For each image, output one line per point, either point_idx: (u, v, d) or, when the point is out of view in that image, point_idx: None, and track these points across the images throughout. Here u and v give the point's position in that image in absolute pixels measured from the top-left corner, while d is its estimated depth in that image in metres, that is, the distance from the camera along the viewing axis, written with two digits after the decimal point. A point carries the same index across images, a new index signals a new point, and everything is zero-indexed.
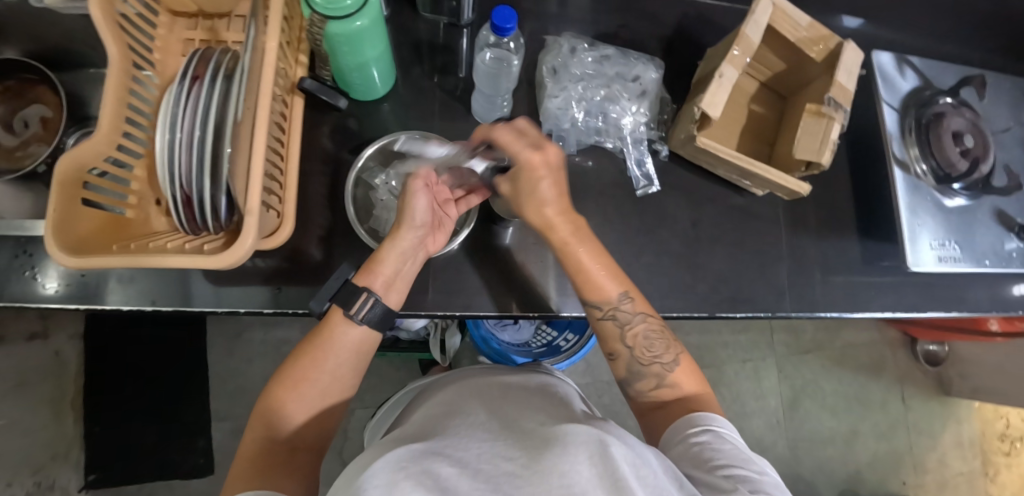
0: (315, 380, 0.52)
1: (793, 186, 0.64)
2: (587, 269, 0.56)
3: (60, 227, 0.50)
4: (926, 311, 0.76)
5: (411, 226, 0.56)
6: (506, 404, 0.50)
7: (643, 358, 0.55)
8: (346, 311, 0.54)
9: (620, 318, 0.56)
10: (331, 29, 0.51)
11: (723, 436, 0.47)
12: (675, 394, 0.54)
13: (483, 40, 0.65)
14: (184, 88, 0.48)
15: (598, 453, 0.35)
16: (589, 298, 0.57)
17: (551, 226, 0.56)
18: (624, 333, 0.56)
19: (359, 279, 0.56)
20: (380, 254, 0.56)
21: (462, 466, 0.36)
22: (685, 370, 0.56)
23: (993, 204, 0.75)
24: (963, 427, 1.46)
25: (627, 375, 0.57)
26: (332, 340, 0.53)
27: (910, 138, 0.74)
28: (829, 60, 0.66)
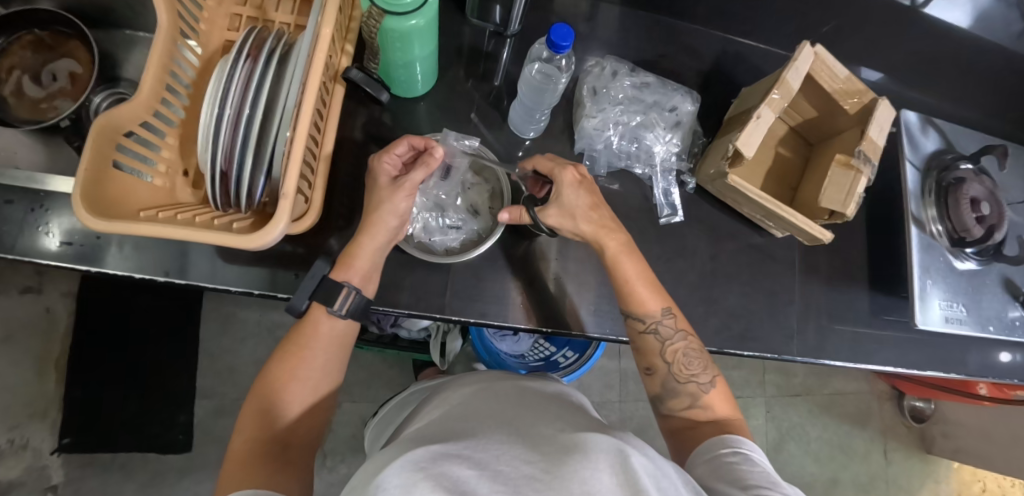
0: (303, 376, 0.53)
1: (816, 233, 0.64)
2: (632, 283, 0.58)
3: (88, 187, 0.49)
4: (926, 369, 0.78)
5: (394, 222, 0.56)
6: (521, 408, 0.50)
7: (680, 375, 0.57)
8: (328, 307, 0.55)
9: (662, 333, 0.58)
10: (387, 23, 0.51)
11: (752, 459, 0.47)
12: (709, 416, 0.55)
13: (537, 54, 0.64)
14: (236, 64, 0.48)
15: (618, 463, 0.35)
16: (632, 310, 0.58)
17: (600, 240, 0.57)
18: (664, 349, 0.57)
19: (337, 274, 0.56)
20: (356, 249, 0.56)
21: (481, 468, 0.36)
22: (720, 394, 0.56)
23: (1002, 272, 0.77)
24: (940, 486, 1.46)
25: (662, 391, 0.58)
26: (314, 334, 0.55)
27: (928, 199, 0.75)
28: (861, 114, 0.67)
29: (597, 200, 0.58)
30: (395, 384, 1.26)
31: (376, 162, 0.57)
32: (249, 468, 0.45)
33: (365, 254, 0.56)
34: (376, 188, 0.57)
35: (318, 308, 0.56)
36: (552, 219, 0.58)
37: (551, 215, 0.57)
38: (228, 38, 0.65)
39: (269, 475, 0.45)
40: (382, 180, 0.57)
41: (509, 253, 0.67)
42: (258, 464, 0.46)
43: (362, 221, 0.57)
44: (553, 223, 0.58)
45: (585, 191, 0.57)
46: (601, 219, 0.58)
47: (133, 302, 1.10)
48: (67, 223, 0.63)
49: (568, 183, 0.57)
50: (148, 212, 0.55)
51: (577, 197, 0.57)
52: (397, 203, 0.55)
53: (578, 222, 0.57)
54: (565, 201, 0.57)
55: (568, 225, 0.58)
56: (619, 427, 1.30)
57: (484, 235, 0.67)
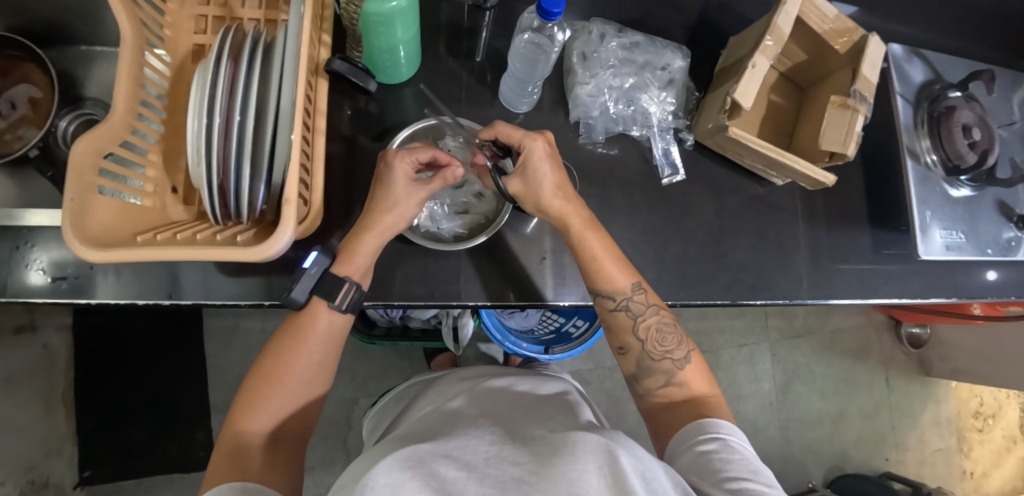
0: (299, 371, 0.53)
1: (819, 178, 0.64)
2: (600, 260, 0.58)
3: (78, 217, 0.47)
4: (928, 298, 0.80)
5: (400, 225, 0.57)
6: (516, 410, 0.51)
7: (655, 353, 0.58)
8: (329, 302, 0.54)
9: (633, 309, 0.59)
10: (369, 7, 0.49)
11: (732, 445, 0.49)
12: (684, 393, 0.57)
13: (527, 23, 0.60)
14: (215, 69, 0.45)
15: (607, 464, 0.37)
16: (601, 288, 0.59)
17: (563, 215, 0.57)
18: (637, 325, 0.59)
19: (338, 267, 0.55)
20: (358, 245, 0.56)
21: (469, 469, 0.37)
22: (694, 368, 0.58)
23: (996, 195, 0.78)
24: (941, 406, 1.53)
25: (637, 370, 0.59)
26: (309, 328, 0.54)
27: (922, 130, 0.76)
28: (852, 52, 0.67)
29: (561, 172, 0.57)
30: (409, 374, 1.26)
31: (395, 159, 0.56)
32: (240, 466, 0.46)
33: (369, 249, 0.56)
34: (390, 185, 0.56)
35: (319, 301, 0.55)
36: (513, 186, 0.57)
37: (520, 190, 0.57)
38: (196, 41, 0.62)
39: (262, 476, 0.46)
40: (401, 177, 0.56)
41: (517, 232, 0.66)
42: (253, 462, 0.47)
43: (367, 217, 0.56)
44: (516, 192, 0.57)
45: (551, 163, 0.56)
46: (567, 196, 0.57)
47: (132, 330, 1.08)
48: (56, 257, 0.61)
49: (538, 155, 0.55)
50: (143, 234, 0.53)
51: (545, 171, 0.55)
52: (407, 209, 0.56)
53: (544, 198, 0.56)
54: (530, 172, 0.55)
55: (535, 200, 0.57)
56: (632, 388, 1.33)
57: (493, 215, 0.66)
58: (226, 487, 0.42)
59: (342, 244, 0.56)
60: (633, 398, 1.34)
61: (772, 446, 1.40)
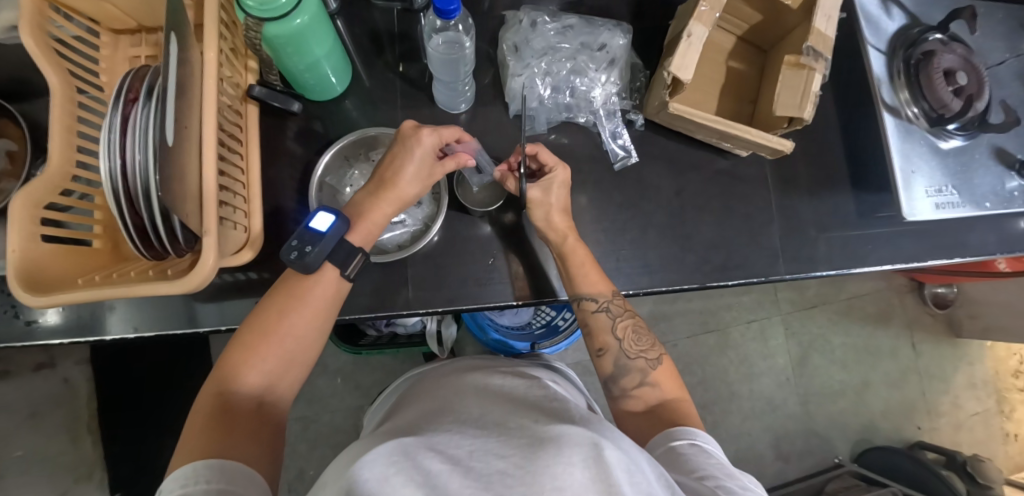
0: (290, 333, 0.51)
1: (775, 144, 0.60)
2: (590, 264, 0.60)
3: (22, 266, 0.48)
4: (926, 260, 0.74)
5: (411, 193, 0.58)
6: (502, 407, 0.50)
7: (631, 351, 0.58)
8: (341, 271, 0.54)
9: (613, 311, 0.59)
10: (269, 30, 0.49)
11: (708, 450, 0.47)
12: (658, 396, 0.55)
13: (429, 26, 0.58)
14: (120, 112, 0.46)
15: (593, 456, 0.34)
16: (583, 290, 0.59)
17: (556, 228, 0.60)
18: (615, 326, 0.59)
19: (353, 235, 0.56)
20: (372, 212, 0.56)
21: (455, 460, 0.35)
22: (667, 369, 0.57)
23: (991, 142, 0.72)
24: (975, 367, 1.44)
25: (613, 370, 0.57)
26: (305, 292, 0.52)
27: (898, 81, 0.70)
28: (806, 6, 0.61)
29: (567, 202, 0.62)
30: None
31: (424, 137, 0.56)
32: (219, 434, 0.44)
33: (379, 221, 0.57)
34: (418, 157, 0.57)
35: (330, 268, 0.54)
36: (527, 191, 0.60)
37: (536, 199, 0.60)
38: None
39: (242, 440, 0.44)
40: (424, 158, 0.57)
41: (466, 234, 0.64)
42: (234, 425, 0.45)
43: (381, 185, 0.57)
44: (532, 200, 0.60)
45: (565, 192, 0.62)
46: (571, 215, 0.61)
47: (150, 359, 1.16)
48: None
49: (560, 182, 0.61)
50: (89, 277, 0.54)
51: (559, 196, 0.61)
52: (419, 185, 0.58)
53: (553, 213, 0.60)
54: (548, 191, 0.60)
55: (545, 212, 0.60)
56: None
57: (430, 222, 0.64)
58: (204, 466, 0.39)
59: (353, 212, 0.57)
60: None
61: (791, 423, 1.35)
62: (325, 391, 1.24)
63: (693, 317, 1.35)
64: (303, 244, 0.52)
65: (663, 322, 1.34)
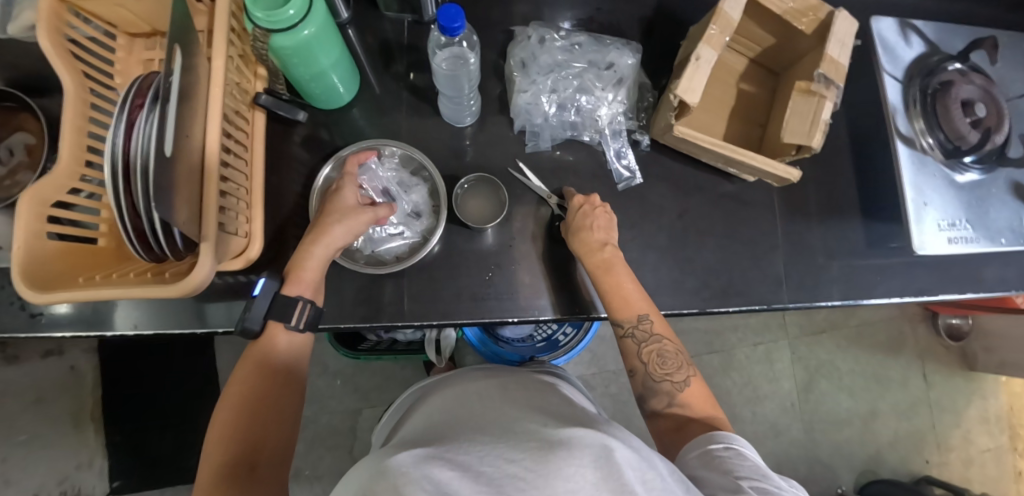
0: (264, 388, 0.51)
1: (781, 172, 0.59)
2: (623, 284, 0.58)
3: (27, 264, 0.49)
4: (936, 294, 0.72)
5: (346, 238, 0.57)
6: (512, 412, 0.49)
7: (655, 374, 0.57)
8: (285, 322, 0.54)
9: (638, 336, 0.58)
10: (278, 41, 0.50)
11: (743, 453, 0.46)
12: (686, 414, 0.54)
13: (434, 42, 0.59)
14: (125, 115, 0.47)
15: (603, 457, 0.34)
16: (613, 314, 0.58)
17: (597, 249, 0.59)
18: (641, 350, 0.58)
19: (286, 289, 0.55)
20: (304, 260, 0.55)
21: (470, 463, 0.35)
22: (697, 390, 0.56)
23: (1009, 177, 0.70)
24: (989, 402, 1.39)
25: (642, 392, 0.58)
26: (268, 353, 0.53)
27: (914, 111, 0.68)
28: (820, 31, 0.61)
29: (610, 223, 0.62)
30: (409, 383, 1.27)
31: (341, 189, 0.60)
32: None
33: (318, 264, 0.56)
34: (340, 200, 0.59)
35: (275, 326, 0.54)
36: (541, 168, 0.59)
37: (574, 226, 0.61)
38: None
39: None
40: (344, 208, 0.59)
41: (465, 248, 0.64)
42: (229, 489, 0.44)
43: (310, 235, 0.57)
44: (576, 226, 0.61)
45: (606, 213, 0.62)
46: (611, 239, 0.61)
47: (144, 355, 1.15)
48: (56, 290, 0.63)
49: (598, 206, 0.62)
50: (90, 276, 0.54)
51: (601, 217, 0.61)
52: (354, 224, 0.58)
53: (597, 233, 0.60)
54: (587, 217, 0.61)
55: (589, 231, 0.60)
56: None
57: (429, 236, 0.64)
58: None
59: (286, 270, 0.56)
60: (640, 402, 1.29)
61: (795, 450, 1.31)
62: (323, 392, 1.25)
63: (697, 337, 1.33)
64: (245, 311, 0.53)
65: None
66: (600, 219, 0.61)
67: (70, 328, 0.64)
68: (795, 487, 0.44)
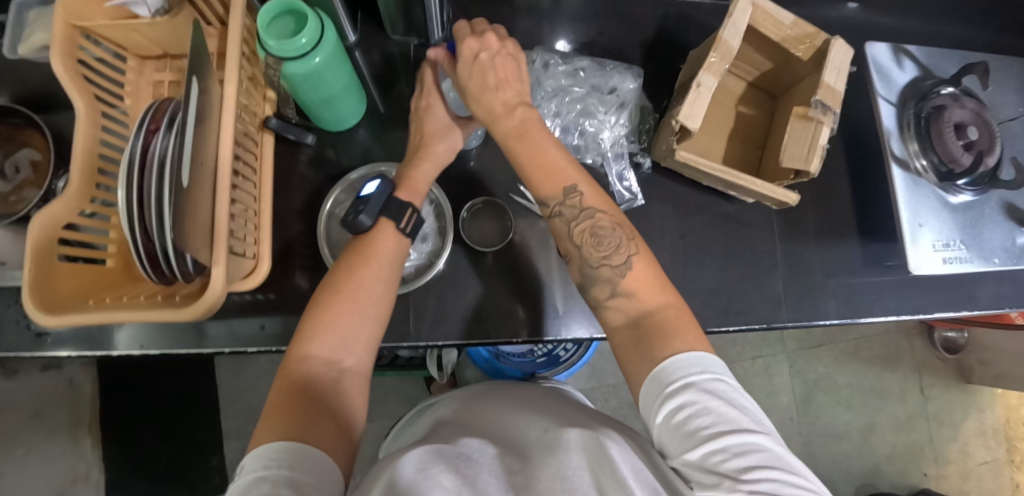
0: (360, 304, 0.49)
1: (780, 196, 0.60)
2: (548, 156, 0.51)
3: (39, 287, 0.49)
4: (931, 312, 0.73)
5: (445, 153, 0.61)
6: (524, 418, 0.51)
7: (593, 259, 0.49)
8: (396, 225, 0.55)
9: (568, 215, 0.51)
10: (289, 69, 0.51)
11: (708, 389, 0.38)
12: (636, 308, 0.46)
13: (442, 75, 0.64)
14: (140, 140, 0.48)
15: (596, 456, 0.37)
16: (539, 188, 0.51)
17: (494, 116, 0.52)
18: (573, 231, 0.51)
19: (402, 194, 0.58)
20: (415, 173, 0.59)
21: (478, 475, 0.37)
22: (642, 273, 0.47)
23: (1001, 198, 0.71)
24: (986, 415, 1.40)
25: (581, 281, 0.51)
26: (367, 265, 0.52)
27: (908, 133, 0.70)
28: (817, 58, 0.62)
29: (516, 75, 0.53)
30: (410, 397, 1.27)
31: (431, 96, 0.62)
32: (292, 420, 0.40)
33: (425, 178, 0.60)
34: (429, 124, 0.61)
35: (387, 226, 0.54)
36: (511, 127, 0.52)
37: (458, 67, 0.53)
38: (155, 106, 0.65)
39: (313, 422, 0.41)
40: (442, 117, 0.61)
41: (469, 267, 0.65)
42: (309, 405, 0.42)
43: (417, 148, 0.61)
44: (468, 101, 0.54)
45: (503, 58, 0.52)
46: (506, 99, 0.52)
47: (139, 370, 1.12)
48: None
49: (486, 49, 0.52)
50: (100, 299, 0.54)
51: (491, 65, 0.52)
52: (452, 140, 0.61)
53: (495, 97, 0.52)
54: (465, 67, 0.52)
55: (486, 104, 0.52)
56: (638, 406, 1.29)
57: (435, 258, 0.64)
58: (285, 448, 0.37)
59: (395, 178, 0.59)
60: (640, 416, 1.29)
61: None
62: None
63: None
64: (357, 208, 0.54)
65: None
66: (496, 77, 0.52)
67: (76, 347, 0.64)
68: (766, 427, 0.37)
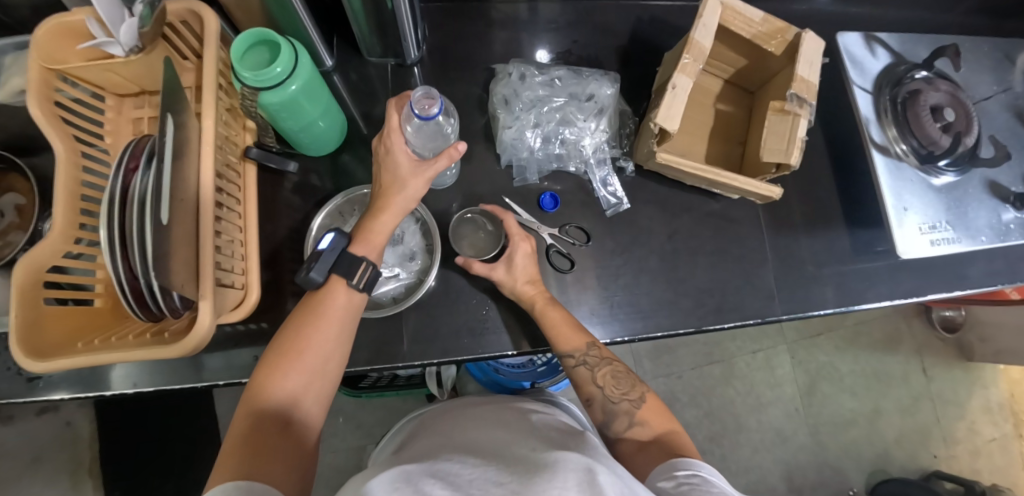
0: (311, 359, 0.48)
1: (764, 190, 0.61)
2: (563, 318, 0.59)
3: (26, 333, 0.48)
4: (924, 294, 0.73)
5: (405, 203, 0.55)
6: (510, 441, 0.49)
7: (612, 396, 0.56)
8: (348, 280, 0.52)
9: (590, 362, 0.58)
10: (266, 98, 0.50)
11: (710, 480, 0.43)
12: (650, 433, 0.53)
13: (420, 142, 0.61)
14: (119, 178, 0.47)
15: (586, 480, 0.35)
16: (560, 348, 0.58)
17: (525, 296, 0.60)
18: (595, 376, 0.58)
19: (354, 247, 0.54)
20: (372, 225, 0.55)
21: (454, 488, 0.36)
22: (653, 407, 0.56)
23: (983, 176, 0.72)
24: (989, 391, 1.40)
25: (603, 418, 0.56)
26: (320, 310, 0.51)
27: (886, 119, 0.70)
28: (789, 52, 0.63)
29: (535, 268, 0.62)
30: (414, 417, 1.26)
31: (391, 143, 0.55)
32: (243, 465, 0.41)
33: (383, 229, 0.56)
34: (395, 167, 0.55)
35: (337, 282, 0.52)
36: (481, 271, 0.61)
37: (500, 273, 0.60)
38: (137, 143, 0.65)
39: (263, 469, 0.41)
40: (402, 166, 0.55)
41: (459, 283, 0.65)
42: (261, 451, 0.43)
43: (378, 198, 0.56)
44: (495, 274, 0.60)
45: (531, 257, 0.62)
46: (533, 275, 0.61)
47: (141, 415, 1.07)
48: None
49: (521, 251, 0.61)
50: (89, 340, 0.53)
51: (520, 259, 0.61)
52: (413, 190, 0.55)
53: (519, 280, 0.60)
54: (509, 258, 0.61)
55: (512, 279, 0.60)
56: None
57: (425, 276, 0.64)
58: (233, 486, 0.38)
59: (356, 227, 0.56)
60: None
61: (803, 455, 1.31)
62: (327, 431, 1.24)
63: (697, 349, 1.34)
64: (310, 262, 0.52)
65: (666, 356, 1.34)
66: (525, 250, 0.62)
67: (69, 389, 0.63)
68: None
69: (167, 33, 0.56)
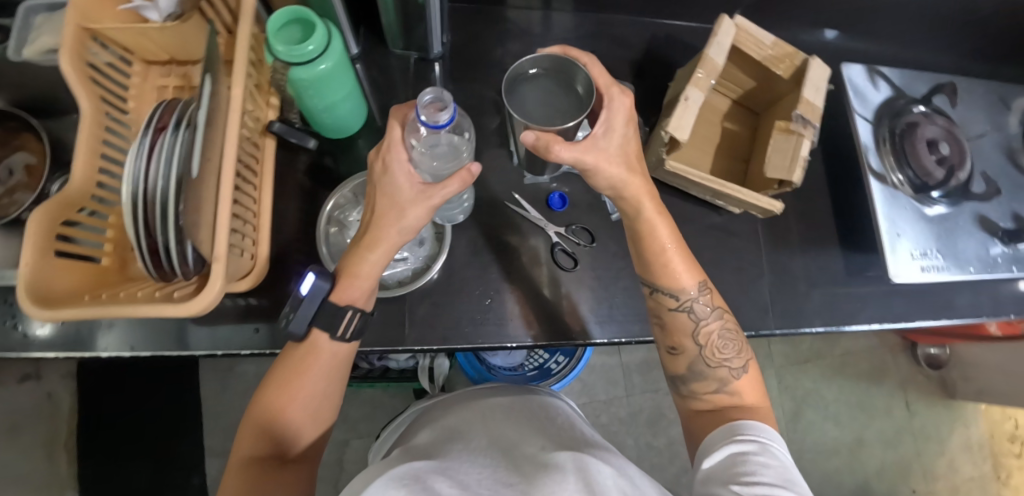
0: (300, 408, 0.50)
1: (765, 204, 0.63)
2: (664, 253, 0.54)
3: (35, 280, 0.49)
4: (913, 320, 0.75)
5: (396, 236, 0.52)
6: (508, 439, 0.50)
7: (710, 359, 0.54)
8: (332, 333, 0.51)
9: (696, 311, 0.55)
10: (296, 74, 0.52)
11: (772, 452, 0.45)
12: (735, 402, 0.53)
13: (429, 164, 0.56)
14: (148, 139, 0.48)
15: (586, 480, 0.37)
16: (661, 283, 0.55)
17: (621, 188, 0.52)
18: (697, 329, 0.55)
19: (337, 297, 0.52)
20: (357, 265, 0.52)
21: (462, 489, 0.37)
22: (751, 381, 0.54)
23: (974, 210, 0.75)
24: (969, 430, 1.42)
25: (685, 373, 0.55)
26: (310, 359, 0.51)
27: (884, 149, 0.73)
28: (796, 76, 0.66)
29: (632, 148, 0.53)
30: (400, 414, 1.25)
31: (387, 171, 0.51)
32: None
33: (371, 270, 0.53)
34: (394, 189, 0.51)
35: (320, 336, 0.51)
36: (568, 150, 0.48)
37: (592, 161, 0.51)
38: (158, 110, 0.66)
39: None
40: (399, 199, 0.51)
41: (463, 272, 0.66)
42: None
43: (366, 233, 0.53)
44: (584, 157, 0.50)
45: (631, 127, 0.52)
46: (629, 159, 0.52)
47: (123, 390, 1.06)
48: None
49: (620, 113, 0.50)
50: (95, 294, 0.54)
51: (622, 124, 0.51)
52: (405, 222, 0.51)
53: (617, 165, 0.51)
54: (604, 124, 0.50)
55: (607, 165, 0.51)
56: (629, 422, 1.29)
57: (432, 263, 0.65)
58: None
59: (340, 268, 0.53)
60: (631, 432, 1.28)
61: None
62: None
63: None
64: (291, 309, 0.50)
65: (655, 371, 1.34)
66: (623, 123, 0.51)
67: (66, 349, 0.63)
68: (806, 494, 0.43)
69: (204, 7, 0.57)
